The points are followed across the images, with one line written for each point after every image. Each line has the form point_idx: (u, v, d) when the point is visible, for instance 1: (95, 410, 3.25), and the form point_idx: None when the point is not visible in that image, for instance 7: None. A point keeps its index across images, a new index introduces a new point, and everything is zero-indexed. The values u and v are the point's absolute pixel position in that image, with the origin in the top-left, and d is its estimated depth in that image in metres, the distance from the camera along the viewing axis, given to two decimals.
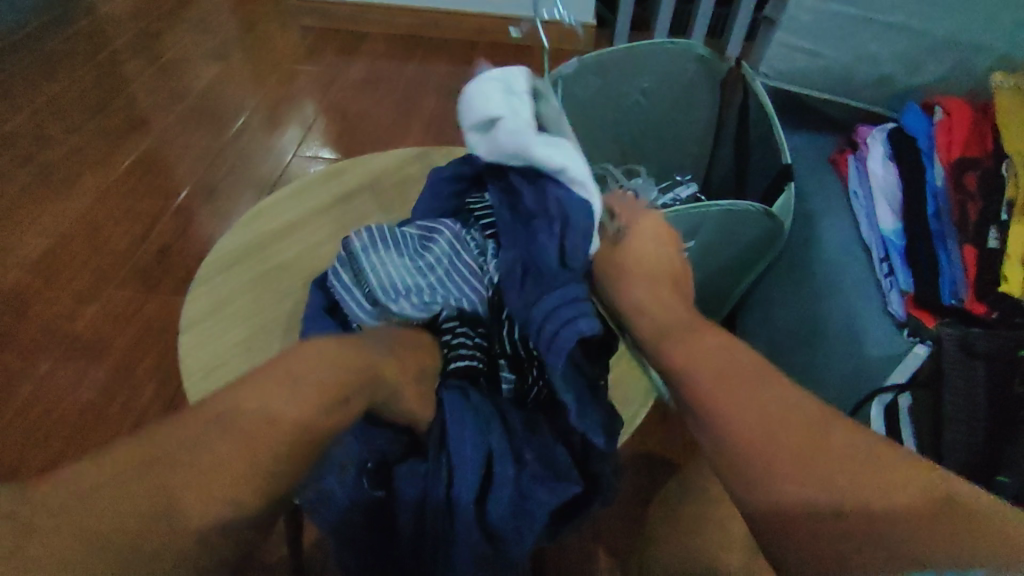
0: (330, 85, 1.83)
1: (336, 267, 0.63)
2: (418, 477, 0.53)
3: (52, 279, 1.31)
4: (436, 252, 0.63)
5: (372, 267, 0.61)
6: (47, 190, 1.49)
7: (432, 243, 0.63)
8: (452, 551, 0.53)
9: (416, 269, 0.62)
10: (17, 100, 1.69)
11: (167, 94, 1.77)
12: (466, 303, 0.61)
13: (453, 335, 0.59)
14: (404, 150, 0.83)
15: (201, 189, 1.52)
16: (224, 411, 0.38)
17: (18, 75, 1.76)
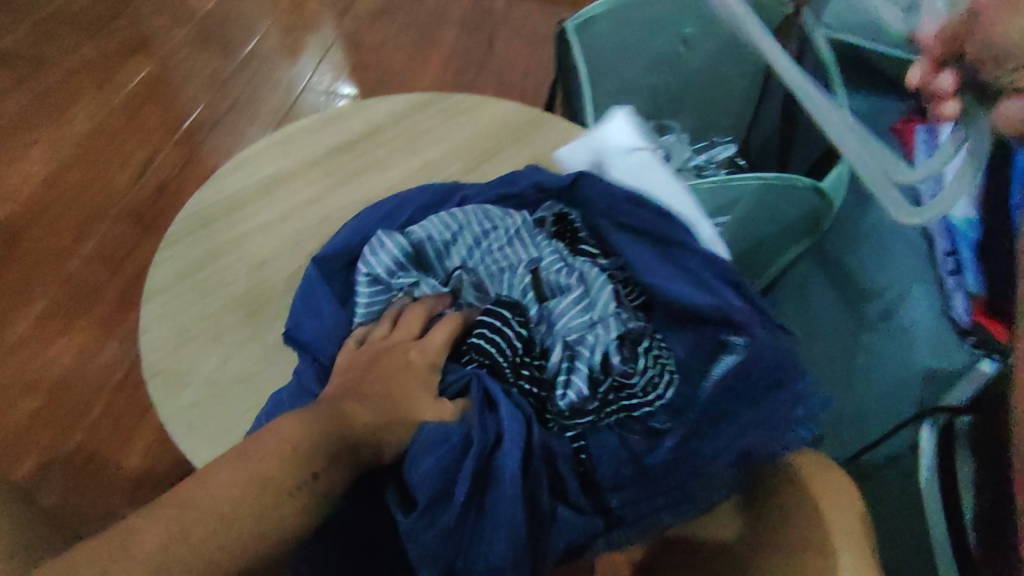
0: (345, 11, 1.69)
1: (377, 244, 0.53)
2: (439, 445, 0.43)
3: (48, 211, 1.25)
4: (511, 244, 0.55)
5: (426, 252, 0.55)
6: (45, 114, 1.41)
7: (506, 232, 0.55)
8: (471, 532, 0.42)
9: (496, 258, 0.54)
10: (15, 13, 1.59)
11: (171, 16, 1.64)
12: (557, 306, 0.52)
13: (540, 338, 0.51)
14: (410, 97, 0.73)
15: (204, 122, 1.43)
16: (218, 486, 0.36)
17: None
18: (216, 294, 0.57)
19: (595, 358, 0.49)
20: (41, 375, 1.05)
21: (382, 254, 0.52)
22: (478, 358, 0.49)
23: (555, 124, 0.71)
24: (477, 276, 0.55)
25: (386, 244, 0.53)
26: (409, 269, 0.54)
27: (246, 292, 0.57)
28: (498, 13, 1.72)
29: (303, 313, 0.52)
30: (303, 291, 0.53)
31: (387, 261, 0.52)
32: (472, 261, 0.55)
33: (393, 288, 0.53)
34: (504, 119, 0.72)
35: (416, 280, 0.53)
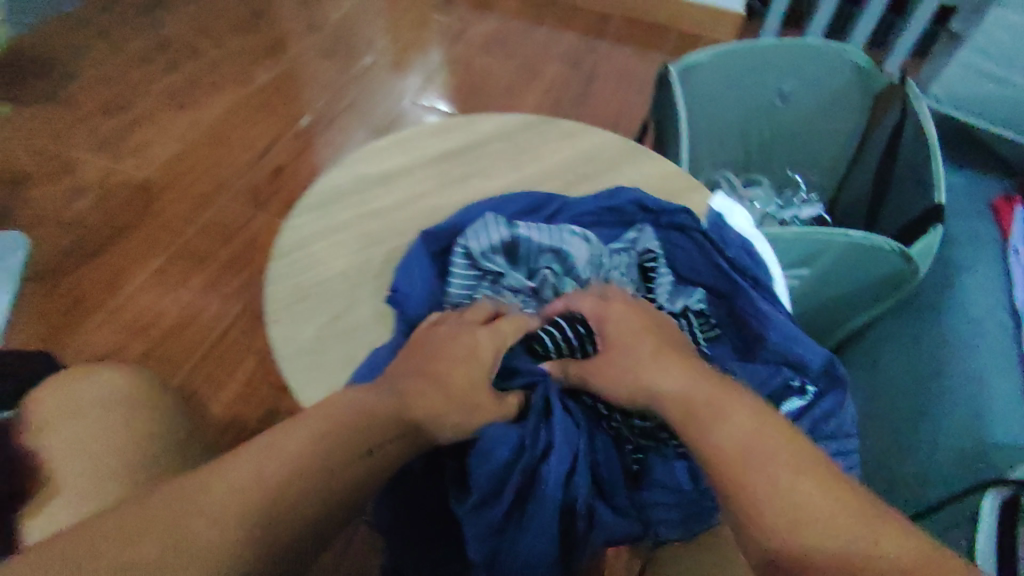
0: (459, 37, 1.84)
1: (476, 233, 0.59)
2: (493, 445, 0.48)
3: (178, 181, 1.40)
4: (599, 257, 0.59)
5: (519, 250, 0.59)
6: (187, 97, 1.58)
7: (595, 247, 0.59)
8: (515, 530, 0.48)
9: (584, 269, 0.58)
10: (176, 7, 1.79)
11: (306, 23, 1.82)
12: None
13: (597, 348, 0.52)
14: (517, 117, 0.80)
15: (321, 120, 1.58)
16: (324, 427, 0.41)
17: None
18: (333, 263, 0.65)
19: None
20: (150, 324, 1.17)
21: (482, 238, 0.58)
22: (547, 340, 0.53)
23: (649, 159, 0.77)
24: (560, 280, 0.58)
25: (491, 229, 0.59)
26: (499, 258, 0.59)
27: (356, 265, 0.65)
28: (600, 52, 1.82)
29: (403, 279, 0.58)
30: (405, 263, 0.59)
31: (487, 244, 0.58)
32: (559, 267, 0.59)
33: (481, 275, 0.58)
34: (602, 148, 0.78)
35: (504, 271, 0.58)
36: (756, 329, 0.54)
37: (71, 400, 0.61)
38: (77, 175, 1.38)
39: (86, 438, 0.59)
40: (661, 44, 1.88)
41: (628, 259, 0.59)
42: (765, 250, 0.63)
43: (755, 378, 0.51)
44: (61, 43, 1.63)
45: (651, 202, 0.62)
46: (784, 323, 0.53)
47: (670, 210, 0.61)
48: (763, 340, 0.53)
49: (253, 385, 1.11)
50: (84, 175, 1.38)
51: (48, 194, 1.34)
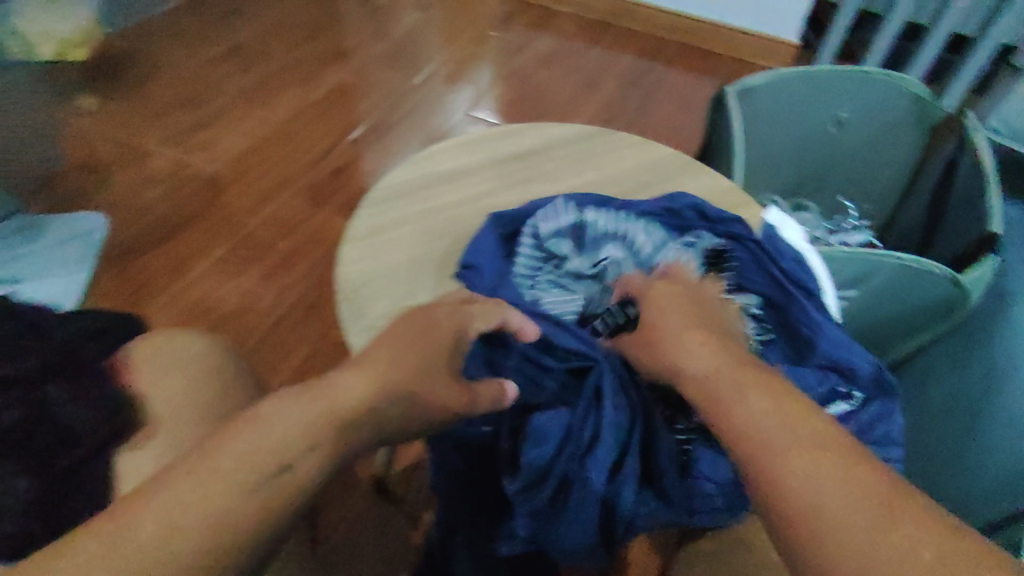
0: (515, 54, 1.90)
1: (543, 222, 0.62)
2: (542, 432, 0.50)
3: (243, 176, 1.42)
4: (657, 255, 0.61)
5: (583, 240, 0.62)
6: (255, 99, 1.61)
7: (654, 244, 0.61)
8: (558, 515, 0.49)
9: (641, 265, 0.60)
10: (248, 13, 1.86)
11: (371, 34, 1.90)
12: None
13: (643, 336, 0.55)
14: (577, 129, 0.85)
15: (380, 125, 1.64)
16: None
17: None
18: (401, 250, 0.68)
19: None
20: (208, 311, 1.20)
21: (549, 227, 0.62)
22: (605, 321, 0.56)
23: (704, 173, 0.80)
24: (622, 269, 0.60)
25: (562, 210, 0.63)
26: (566, 244, 0.61)
27: (424, 254, 0.68)
28: (654, 75, 1.87)
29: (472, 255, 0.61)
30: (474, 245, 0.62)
31: (555, 225, 0.61)
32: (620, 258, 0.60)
33: (546, 260, 0.61)
34: (658, 160, 0.81)
35: (568, 257, 0.60)
36: (807, 335, 0.55)
37: (154, 354, 0.60)
38: (153, 163, 1.39)
39: (168, 389, 0.58)
40: (713, 70, 1.92)
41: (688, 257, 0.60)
42: (817, 264, 0.64)
43: (803, 384, 0.52)
44: (146, 39, 1.67)
45: (709, 210, 0.64)
46: (834, 333, 0.55)
47: (724, 218, 0.63)
48: (813, 348, 0.55)
49: (308, 371, 1.15)
50: (159, 163, 1.39)
51: (130, 181, 1.35)
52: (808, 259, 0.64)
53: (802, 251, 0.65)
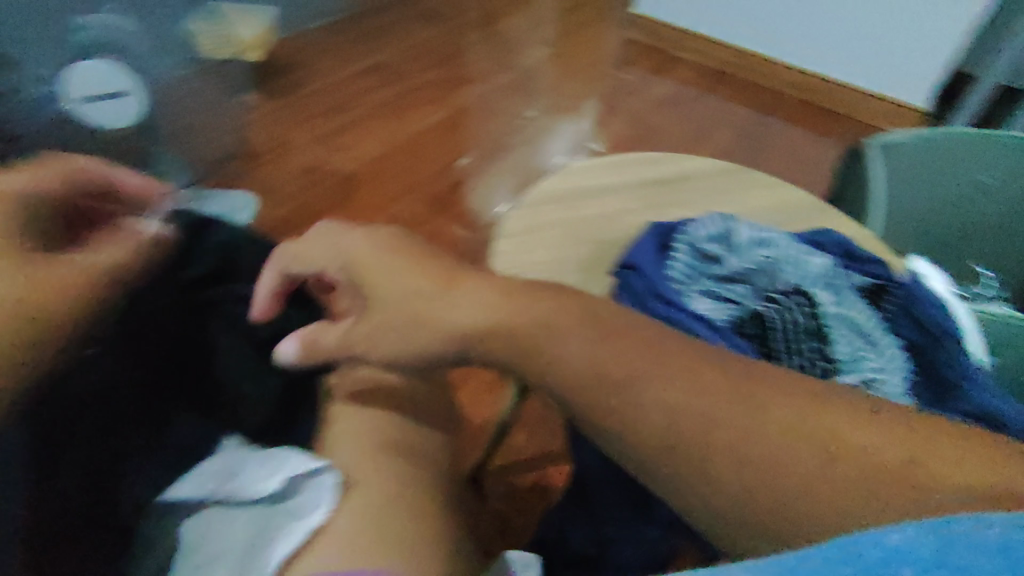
0: (634, 95, 1.97)
1: (702, 223, 0.64)
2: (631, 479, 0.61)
3: (375, 178, 1.52)
4: (813, 267, 0.60)
5: (738, 242, 0.62)
6: (391, 108, 1.73)
7: (812, 257, 0.61)
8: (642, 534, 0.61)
9: (796, 274, 0.60)
10: (393, 33, 2.00)
11: (499, 63, 1.98)
12: (839, 345, 0.55)
13: (796, 347, 0.55)
14: (715, 163, 0.89)
15: (502, 144, 1.70)
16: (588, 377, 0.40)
17: (398, 16, 2.08)
18: (548, 250, 0.74)
19: (895, 393, 0.53)
20: None
21: (705, 228, 0.63)
22: (759, 324, 0.56)
23: (839, 219, 0.82)
24: (775, 275, 0.60)
25: (714, 220, 0.64)
26: (718, 244, 0.62)
27: (570, 257, 0.74)
28: (769, 129, 1.89)
29: (636, 248, 0.62)
30: (637, 240, 0.63)
31: (710, 232, 0.63)
32: (775, 264, 0.60)
33: (701, 255, 0.62)
34: (795, 203, 0.84)
35: (721, 257, 0.61)
36: (954, 372, 0.56)
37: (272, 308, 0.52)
38: (293, 160, 1.52)
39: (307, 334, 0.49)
40: (833, 130, 1.90)
41: (844, 278, 0.61)
42: (964, 311, 0.65)
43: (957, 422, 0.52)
44: (302, 53, 1.84)
45: (858, 248, 0.64)
46: (980, 376, 0.56)
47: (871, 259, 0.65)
48: (962, 386, 0.55)
49: None
50: (300, 160, 1.52)
51: (272, 174, 1.47)
52: (954, 306, 0.65)
53: (949, 298, 0.65)
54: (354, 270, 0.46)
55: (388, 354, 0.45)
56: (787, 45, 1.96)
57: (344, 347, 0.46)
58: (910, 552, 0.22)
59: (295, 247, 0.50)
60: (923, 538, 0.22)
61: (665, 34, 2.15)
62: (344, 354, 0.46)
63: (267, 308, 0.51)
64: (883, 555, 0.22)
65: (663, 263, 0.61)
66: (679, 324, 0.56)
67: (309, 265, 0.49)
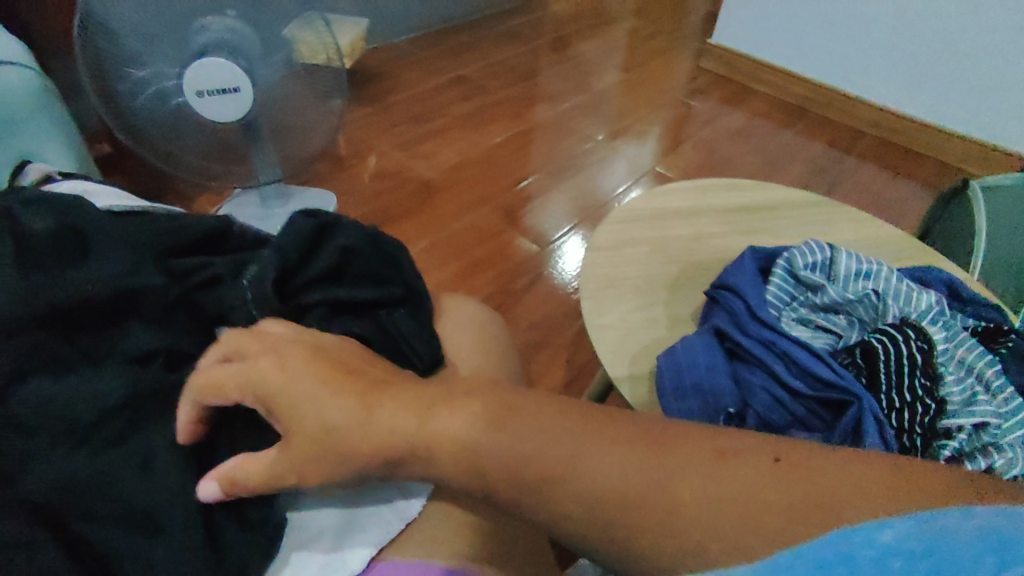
0: (707, 124, 1.97)
1: (805, 251, 0.64)
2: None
3: (449, 187, 1.56)
4: (920, 304, 0.60)
5: (842, 272, 0.63)
6: (469, 122, 1.77)
7: (920, 295, 0.61)
8: None
9: (903, 309, 0.60)
10: (474, 50, 2.06)
11: (574, 85, 2.01)
12: (951, 380, 0.54)
13: (906, 377, 0.54)
14: (808, 194, 0.88)
15: (575, 162, 1.72)
16: None
17: (479, 33, 2.14)
18: (638, 265, 0.75)
19: (1009, 436, 0.52)
20: None
21: (808, 256, 0.64)
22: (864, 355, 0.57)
23: (938, 260, 0.80)
24: (882, 306, 0.60)
25: (817, 249, 0.65)
26: (821, 274, 0.63)
27: (653, 273, 0.74)
28: (847, 166, 1.84)
29: (736, 272, 0.64)
30: (737, 266, 0.65)
31: (810, 260, 0.64)
32: (881, 296, 0.60)
33: (803, 283, 0.63)
34: (888, 240, 0.81)
35: (824, 285, 0.62)
36: None
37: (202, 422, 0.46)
38: (371, 165, 1.58)
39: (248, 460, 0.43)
40: (915, 172, 1.84)
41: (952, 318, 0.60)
42: None
43: None
44: (387, 64, 1.92)
45: (964, 291, 0.65)
46: None
47: (979, 303, 0.64)
48: None
49: None
50: (378, 165, 1.58)
51: (353, 177, 1.53)
52: None
53: None
54: (271, 400, 0.41)
55: (316, 482, 0.41)
56: (870, 82, 1.92)
57: (268, 483, 0.42)
58: (894, 547, 0.28)
59: (204, 375, 0.43)
60: (909, 532, 0.28)
61: (741, 65, 2.14)
62: (276, 487, 0.42)
63: (190, 434, 0.46)
64: (875, 556, 0.28)
65: (763, 289, 0.63)
66: (778, 348, 0.57)
67: (223, 395, 0.43)
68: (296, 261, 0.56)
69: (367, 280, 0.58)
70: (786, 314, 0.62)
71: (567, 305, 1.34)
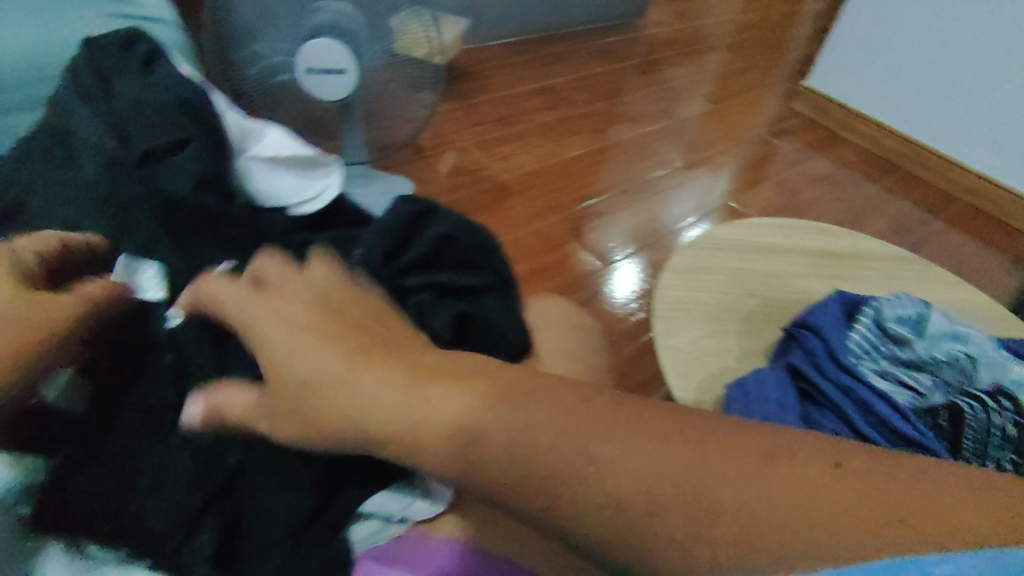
0: (790, 165, 1.93)
1: (898, 303, 0.63)
2: None
3: (523, 191, 1.58)
4: (1014, 376, 0.58)
5: (933, 330, 0.61)
6: (551, 131, 1.79)
7: (1015, 366, 0.58)
8: None
9: (995, 378, 0.57)
10: (566, 63, 2.09)
11: (659, 108, 2.01)
12: None
13: (989, 448, 0.52)
14: (900, 249, 0.85)
15: (651, 185, 1.71)
16: None
17: (574, 47, 2.17)
18: (712, 293, 0.75)
19: None
20: None
21: (899, 308, 0.62)
22: (945, 417, 0.55)
23: None
24: (970, 373, 0.58)
25: (911, 303, 0.63)
26: (910, 329, 0.61)
27: (726, 303, 0.74)
28: (933, 229, 1.77)
29: (822, 313, 0.63)
30: (821, 308, 0.64)
31: (901, 313, 0.62)
32: (972, 361, 0.58)
33: (889, 336, 0.61)
34: (978, 308, 0.78)
35: (913, 340, 0.60)
36: None
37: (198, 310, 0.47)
38: (451, 159, 1.62)
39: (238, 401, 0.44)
40: (1006, 245, 1.75)
41: None
42: None
43: None
44: (481, 65, 1.97)
45: None
46: None
47: None
48: None
49: None
50: (457, 161, 1.62)
51: (432, 168, 1.58)
52: None
53: None
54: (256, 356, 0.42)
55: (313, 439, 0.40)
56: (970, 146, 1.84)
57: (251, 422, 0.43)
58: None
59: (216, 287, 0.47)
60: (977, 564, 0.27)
61: (833, 111, 2.09)
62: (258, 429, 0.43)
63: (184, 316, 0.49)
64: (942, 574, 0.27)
65: (845, 335, 0.62)
66: (856, 396, 0.56)
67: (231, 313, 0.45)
68: (393, 244, 0.58)
69: (460, 268, 0.59)
70: (866, 362, 0.60)
71: (623, 324, 1.34)
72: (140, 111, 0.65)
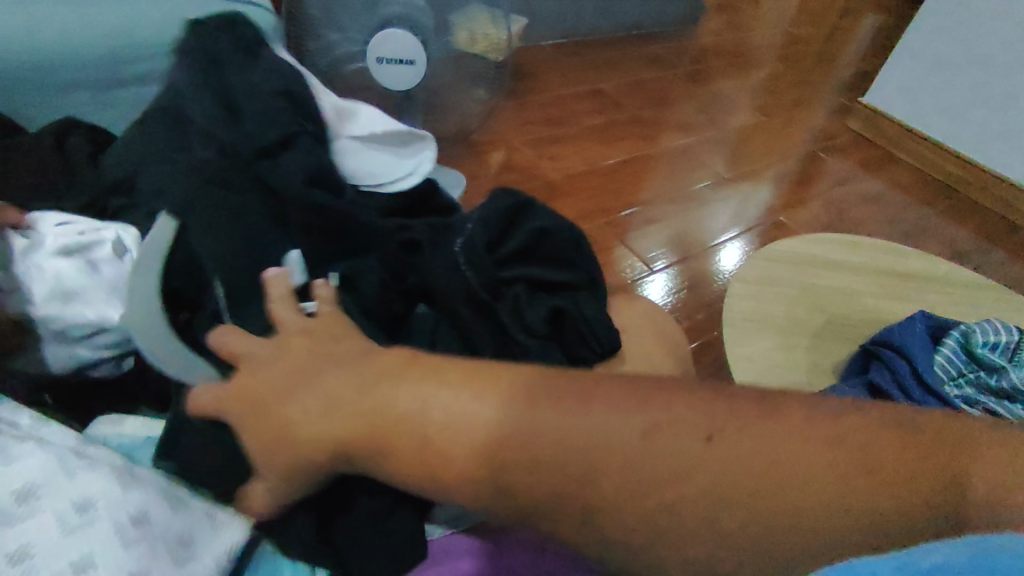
0: (841, 183, 1.88)
1: (990, 328, 0.62)
2: None
3: (571, 192, 1.58)
4: None
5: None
6: (600, 134, 1.79)
7: None
8: None
9: None
10: (617, 67, 2.08)
11: (708, 118, 1.98)
12: None
13: None
14: (972, 271, 0.83)
15: (698, 194, 1.70)
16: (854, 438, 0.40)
17: (624, 52, 2.16)
18: (782, 306, 0.73)
19: None
20: None
21: (991, 333, 0.61)
22: None
23: None
24: None
25: (1004, 329, 0.62)
26: (1000, 355, 0.61)
27: (795, 316, 0.72)
28: (990, 256, 1.72)
29: (907, 334, 0.64)
30: (905, 329, 0.64)
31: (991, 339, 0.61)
32: None
33: (977, 361, 0.61)
34: None
35: (1004, 368, 0.60)
36: None
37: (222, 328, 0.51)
38: (500, 156, 1.62)
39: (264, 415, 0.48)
40: None
41: None
42: None
43: None
44: (532, 65, 1.96)
45: None
46: None
47: None
48: None
49: None
50: (506, 158, 1.62)
51: (480, 164, 1.58)
52: None
53: None
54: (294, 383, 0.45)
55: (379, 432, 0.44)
56: None
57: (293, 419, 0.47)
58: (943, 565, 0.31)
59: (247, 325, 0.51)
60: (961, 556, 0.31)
61: (889, 130, 2.04)
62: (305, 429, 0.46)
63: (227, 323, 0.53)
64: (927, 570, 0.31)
65: (929, 357, 0.62)
66: None
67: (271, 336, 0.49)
68: (493, 235, 0.63)
69: (554, 261, 0.64)
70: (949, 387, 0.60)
71: None
72: (252, 101, 0.68)
